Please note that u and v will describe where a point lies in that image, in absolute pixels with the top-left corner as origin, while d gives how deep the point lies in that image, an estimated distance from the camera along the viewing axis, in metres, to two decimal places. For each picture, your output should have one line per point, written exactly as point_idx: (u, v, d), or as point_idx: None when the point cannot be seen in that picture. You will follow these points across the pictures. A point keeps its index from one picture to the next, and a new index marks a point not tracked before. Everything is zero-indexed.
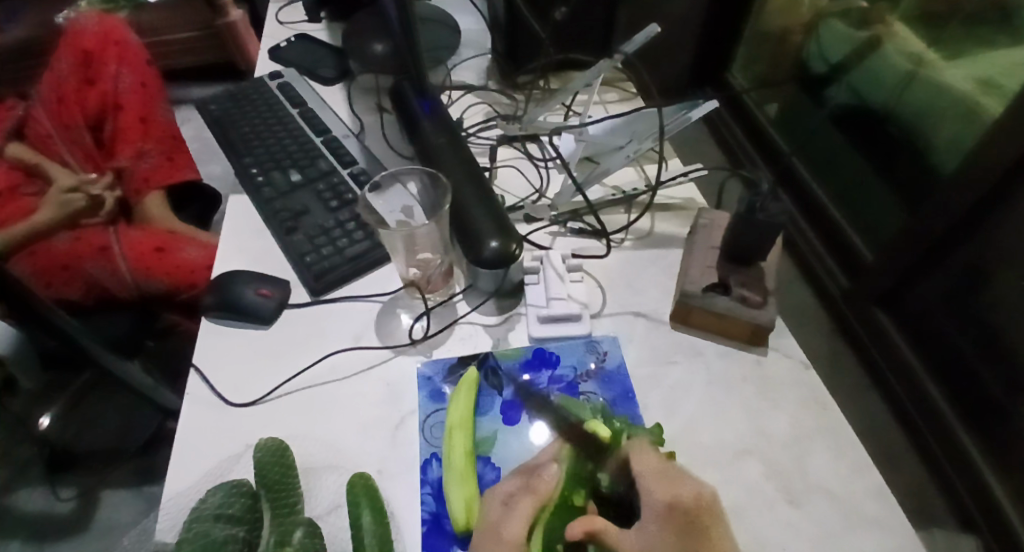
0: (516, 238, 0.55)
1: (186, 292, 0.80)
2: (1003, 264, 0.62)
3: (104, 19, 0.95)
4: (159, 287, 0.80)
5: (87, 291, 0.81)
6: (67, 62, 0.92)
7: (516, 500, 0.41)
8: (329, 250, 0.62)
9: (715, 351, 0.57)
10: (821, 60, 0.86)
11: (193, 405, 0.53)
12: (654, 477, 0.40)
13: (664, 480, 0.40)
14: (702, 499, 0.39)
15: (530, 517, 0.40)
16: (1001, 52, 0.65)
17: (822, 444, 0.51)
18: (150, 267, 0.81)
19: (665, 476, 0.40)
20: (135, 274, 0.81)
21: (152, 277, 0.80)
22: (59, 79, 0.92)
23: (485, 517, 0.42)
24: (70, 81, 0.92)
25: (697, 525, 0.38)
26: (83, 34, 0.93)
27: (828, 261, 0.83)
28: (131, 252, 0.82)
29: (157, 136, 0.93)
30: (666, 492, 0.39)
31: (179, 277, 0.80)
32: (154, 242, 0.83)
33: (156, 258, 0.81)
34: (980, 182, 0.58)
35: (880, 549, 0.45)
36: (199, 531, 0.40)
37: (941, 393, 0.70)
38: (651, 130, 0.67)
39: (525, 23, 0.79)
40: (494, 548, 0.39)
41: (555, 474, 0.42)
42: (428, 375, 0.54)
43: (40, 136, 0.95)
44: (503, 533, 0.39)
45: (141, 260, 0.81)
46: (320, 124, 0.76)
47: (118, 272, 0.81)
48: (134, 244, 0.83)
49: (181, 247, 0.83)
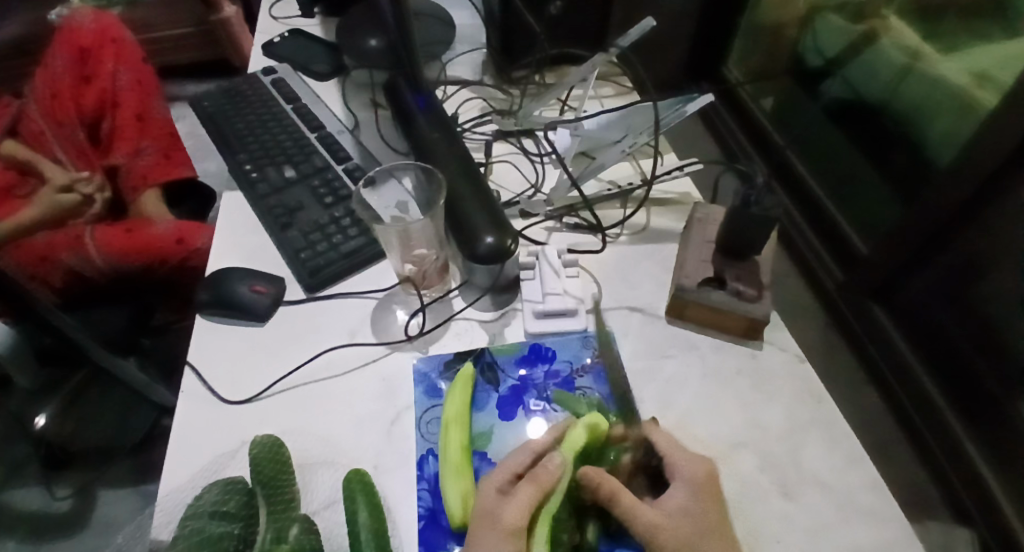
0: (512, 233, 0.55)
1: (163, 268, 0.81)
2: (1001, 255, 0.62)
3: (101, 16, 0.95)
4: (133, 267, 0.81)
5: (68, 280, 0.81)
6: (62, 59, 0.92)
7: (517, 487, 0.42)
8: (324, 247, 0.62)
9: (710, 345, 0.57)
10: (816, 52, 0.87)
11: (188, 401, 0.52)
12: (678, 455, 0.46)
13: (688, 458, 0.45)
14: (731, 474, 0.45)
15: (534, 501, 0.41)
16: (995, 45, 0.65)
17: (816, 436, 0.51)
18: (121, 249, 0.80)
19: (689, 455, 0.46)
20: (108, 259, 0.80)
21: (125, 258, 0.80)
22: (53, 76, 0.92)
23: (481, 506, 0.42)
24: (65, 78, 0.92)
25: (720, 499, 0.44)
26: (79, 31, 0.92)
27: (824, 255, 0.83)
28: (102, 236, 0.80)
29: (154, 134, 0.94)
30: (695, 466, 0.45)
31: (153, 255, 0.80)
32: (122, 225, 0.82)
33: (127, 238, 0.80)
34: (971, 176, 0.59)
35: (873, 541, 0.45)
36: (194, 527, 0.40)
37: (935, 386, 0.70)
38: (647, 124, 0.67)
39: (520, 17, 0.78)
40: (492, 534, 0.40)
41: (558, 461, 0.42)
42: (423, 371, 0.54)
43: (34, 133, 0.93)
44: (502, 520, 0.40)
45: (112, 243, 0.80)
46: (314, 120, 0.75)
47: (92, 259, 0.80)
48: (107, 230, 0.82)
49: (150, 225, 0.82)
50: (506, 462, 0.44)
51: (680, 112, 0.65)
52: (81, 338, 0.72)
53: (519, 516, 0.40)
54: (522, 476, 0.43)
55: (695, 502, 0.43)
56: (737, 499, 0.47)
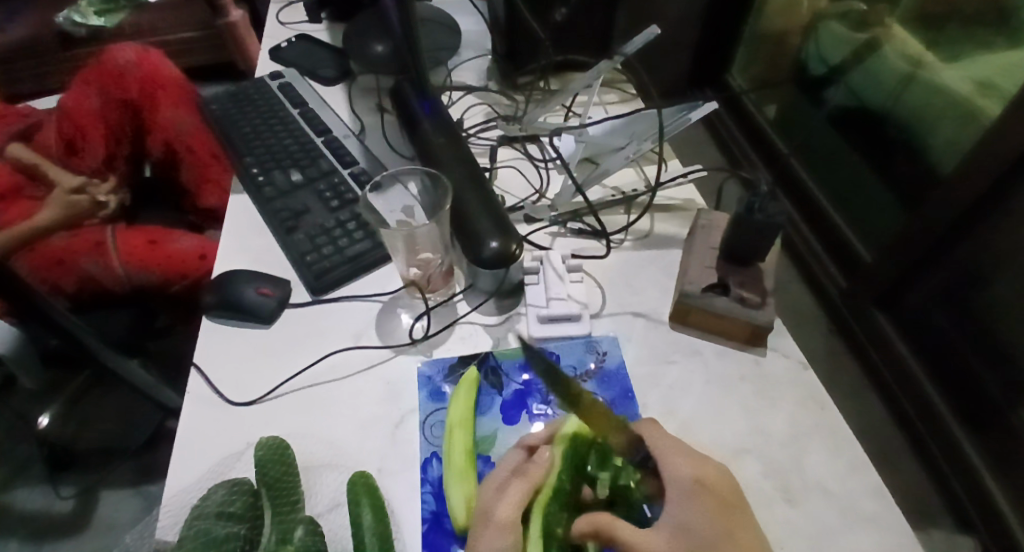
0: (516, 238, 0.55)
1: (181, 283, 0.82)
2: (1003, 266, 0.63)
3: (144, 55, 0.91)
4: (151, 278, 0.81)
5: (80, 286, 0.80)
6: (100, 99, 0.89)
7: (510, 482, 0.43)
8: (330, 250, 0.62)
9: (714, 350, 0.57)
10: (820, 62, 0.86)
11: (193, 403, 0.53)
12: (681, 457, 0.44)
13: (692, 460, 0.44)
14: (724, 479, 0.43)
15: (527, 494, 0.42)
16: (998, 54, 0.65)
17: (820, 443, 0.51)
18: (143, 258, 0.81)
19: (693, 458, 0.44)
20: (128, 268, 0.81)
21: (144, 268, 0.81)
22: (93, 112, 0.90)
23: (481, 500, 0.43)
24: (94, 114, 0.90)
25: (723, 505, 0.42)
26: (124, 73, 0.89)
27: (827, 262, 0.83)
28: (124, 246, 0.82)
29: (217, 174, 0.87)
30: (694, 469, 0.43)
31: (172, 268, 0.81)
32: (146, 235, 0.83)
33: (149, 250, 0.82)
34: (975, 182, 0.59)
35: (878, 548, 0.45)
36: (200, 528, 0.40)
37: (939, 394, 0.71)
38: (651, 131, 0.67)
39: (525, 24, 0.79)
40: (485, 527, 0.41)
41: (549, 457, 0.43)
42: (428, 374, 0.55)
43: (47, 147, 0.91)
44: (494, 516, 0.41)
45: (133, 253, 0.81)
46: (321, 124, 0.76)
47: (111, 267, 0.80)
48: (129, 238, 0.83)
49: (173, 237, 0.83)
50: (502, 461, 0.45)
51: (684, 118, 0.66)
52: (81, 335, 0.72)
53: (511, 510, 0.41)
54: (516, 472, 0.44)
55: (694, 514, 0.41)
56: None
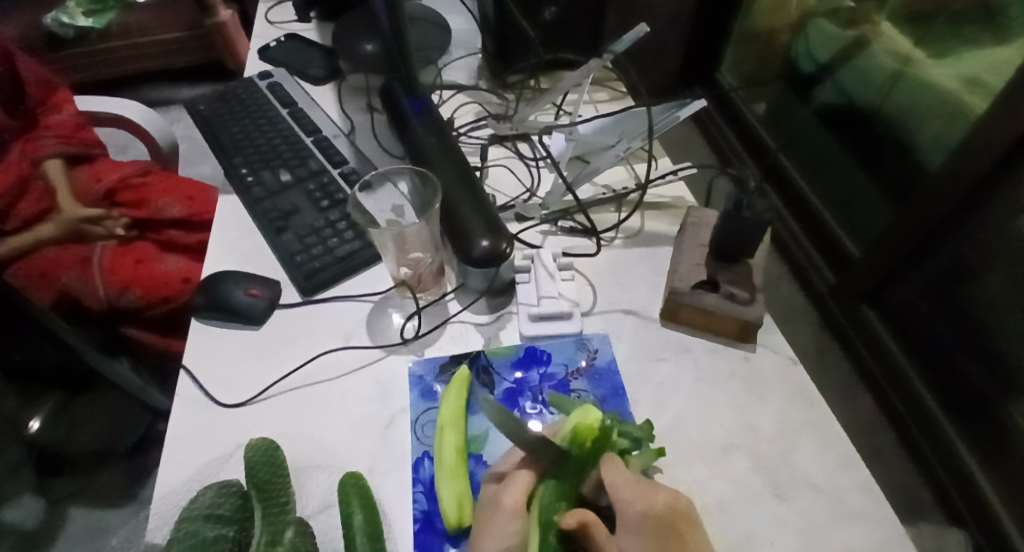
0: (507, 237, 0.56)
1: (159, 307, 0.81)
2: (988, 260, 0.63)
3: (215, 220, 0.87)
4: (131, 299, 0.80)
5: (58, 299, 0.81)
6: (173, 208, 0.86)
7: (514, 475, 0.43)
8: (319, 250, 0.62)
9: (704, 347, 0.57)
10: (810, 60, 0.86)
11: (183, 404, 0.52)
12: (628, 486, 0.40)
13: (640, 488, 0.40)
14: (677, 506, 0.39)
15: (530, 486, 0.42)
16: (985, 51, 0.65)
17: (809, 438, 0.51)
18: (126, 278, 0.81)
19: (639, 486, 0.40)
20: (109, 289, 0.80)
21: (126, 289, 0.80)
22: (159, 211, 0.86)
23: (487, 494, 0.43)
24: (155, 214, 0.86)
25: (670, 531, 0.37)
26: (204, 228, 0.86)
27: (816, 256, 0.83)
28: (110, 263, 0.82)
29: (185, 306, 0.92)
30: (642, 501, 0.39)
31: (155, 289, 0.80)
32: (132, 254, 0.84)
33: (134, 269, 0.82)
34: (964, 178, 0.59)
35: (864, 543, 0.46)
36: (188, 530, 0.40)
37: (929, 392, 0.70)
38: (640, 130, 0.68)
39: (514, 22, 0.79)
40: (493, 515, 0.41)
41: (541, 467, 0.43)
42: (419, 374, 0.54)
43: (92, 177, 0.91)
44: (503, 503, 0.41)
45: (117, 273, 0.81)
46: (310, 124, 0.76)
47: (92, 285, 0.80)
48: (115, 256, 0.83)
49: (160, 259, 0.84)
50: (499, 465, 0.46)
51: (674, 116, 0.66)
52: (71, 339, 0.73)
53: (518, 496, 0.41)
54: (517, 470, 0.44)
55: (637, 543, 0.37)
56: (731, 500, 0.47)
